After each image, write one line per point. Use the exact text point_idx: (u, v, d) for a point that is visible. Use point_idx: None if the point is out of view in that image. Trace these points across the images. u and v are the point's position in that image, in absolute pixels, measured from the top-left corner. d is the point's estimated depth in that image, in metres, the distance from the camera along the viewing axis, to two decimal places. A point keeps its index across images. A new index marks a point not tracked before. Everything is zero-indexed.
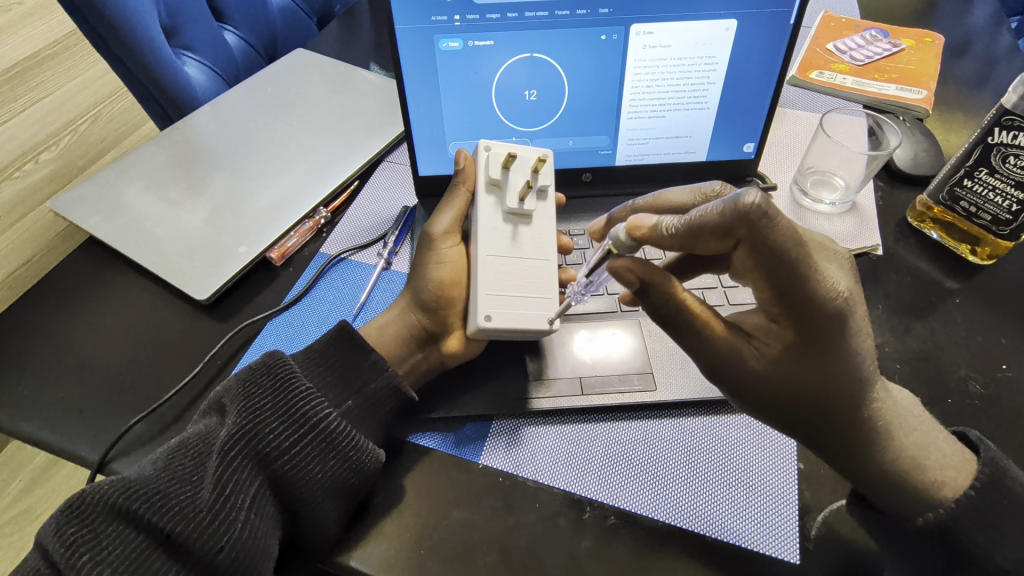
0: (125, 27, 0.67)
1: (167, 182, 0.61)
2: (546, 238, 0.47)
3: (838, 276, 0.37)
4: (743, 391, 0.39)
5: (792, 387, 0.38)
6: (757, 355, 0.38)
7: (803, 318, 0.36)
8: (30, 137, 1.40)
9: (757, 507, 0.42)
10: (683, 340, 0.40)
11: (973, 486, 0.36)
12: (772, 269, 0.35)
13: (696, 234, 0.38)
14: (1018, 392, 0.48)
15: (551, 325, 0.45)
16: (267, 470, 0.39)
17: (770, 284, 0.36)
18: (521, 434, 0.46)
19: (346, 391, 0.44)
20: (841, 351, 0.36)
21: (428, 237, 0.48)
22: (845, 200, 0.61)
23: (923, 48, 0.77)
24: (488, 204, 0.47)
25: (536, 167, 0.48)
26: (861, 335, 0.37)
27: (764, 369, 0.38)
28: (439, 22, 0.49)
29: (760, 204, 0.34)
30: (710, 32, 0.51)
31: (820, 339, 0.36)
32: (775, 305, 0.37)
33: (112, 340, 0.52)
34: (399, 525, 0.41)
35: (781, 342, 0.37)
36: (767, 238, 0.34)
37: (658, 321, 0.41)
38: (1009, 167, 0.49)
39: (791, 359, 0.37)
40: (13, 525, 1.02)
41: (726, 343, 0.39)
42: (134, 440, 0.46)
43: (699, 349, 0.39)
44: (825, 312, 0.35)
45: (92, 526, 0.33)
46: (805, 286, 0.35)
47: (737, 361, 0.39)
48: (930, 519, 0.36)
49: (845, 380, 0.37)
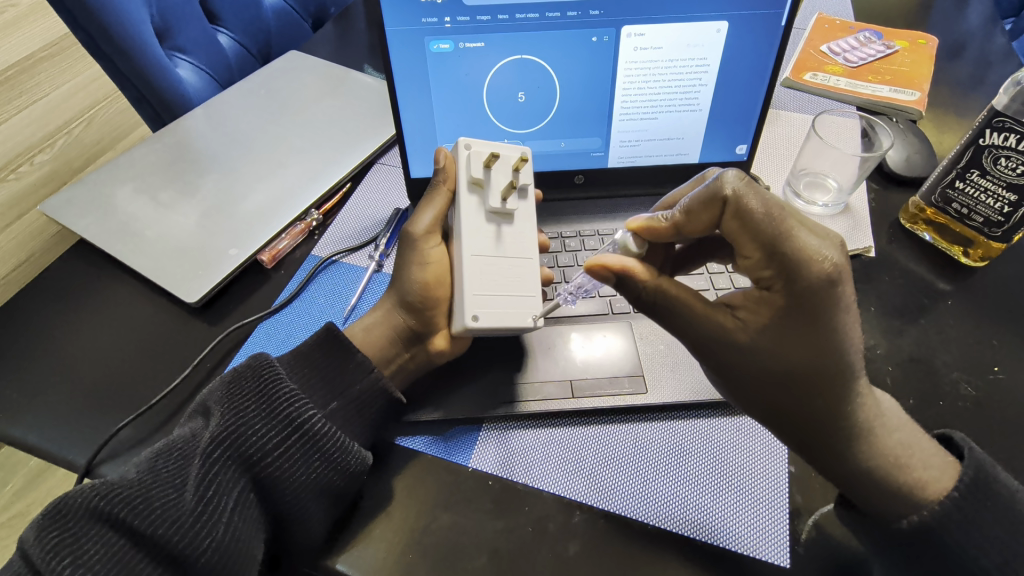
0: (117, 28, 0.67)
1: (158, 184, 0.61)
2: (529, 236, 0.47)
3: (825, 246, 0.36)
4: (732, 370, 0.39)
5: (778, 360, 0.37)
6: (742, 328, 0.37)
7: (791, 282, 0.36)
8: (26, 138, 1.40)
9: (748, 510, 0.42)
10: (670, 322, 0.39)
11: (958, 488, 0.35)
12: (754, 233, 0.36)
13: (688, 214, 0.39)
14: (1010, 394, 0.47)
15: (534, 323, 0.44)
16: (250, 472, 0.38)
17: (758, 248, 0.36)
18: (508, 436, 0.46)
19: (331, 393, 0.44)
20: (823, 326, 0.36)
21: (410, 238, 0.47)
22: (837, 202, 0.60)
23: (917, 49, 0.77)
24: (470, 203, 0.47)
25: (517, 166, 0.47)
26: (848, 311, 0.37)
27: (749, 341, 0.37)
28: (429, 24, 0.49)
29: (742, 180, 0.37)
30: (701, 34, 0.51)
31: (805, 305, 0.36)
32: (765, 268, 0.36)
33: (100, 344, 0.52)
34: (387, 529, 0.40)
35: (766, 312, 0.37)
36: (752, 208, 0.36)
37: (637, 307, 0.40)
38: (1000, 169, 0.49)
39: (776, 330, 0.37)
40: (8, 527, 1.02)
41: (710, 317, 0.38)
42: (120, 444, 0.46)
43: (685, 326, 0.39)
44: (809, 278, 0.35)
45: (73, 530, 0.32)
46: (788, 248, 0.35)
47: (722, 335, 0.38)
48: (914, 521, 0.35)
49: (830, 358, 0.36)
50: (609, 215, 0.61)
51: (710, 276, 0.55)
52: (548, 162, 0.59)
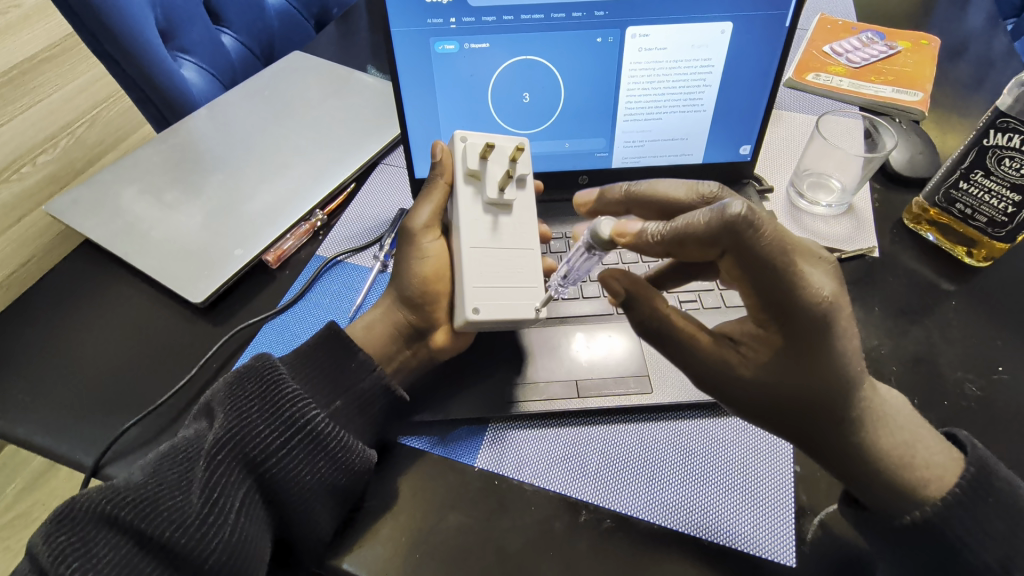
0: (122, 30, 0.68)
1: (163, 184, 0.61)
2: (527, 227, 0.47)
3: (821, 280, 0.36)
4: (738, 404, 0.38)
5: (781, 393, 0.37)
6: (745, 362, 0.37)
7: (794, 320, 0.35)
8: (28, 139, 1.40)
9: (754, 509, 0.42)
10: (674, 355, 0.39)
11: (959, 484, 0.36)
12: (758, 276, 0.35)
13: (681, 243, 0.37)
14: (1015, 394, 0.48)
15: (538, 313, 0.44)
16: (255, 473, 0.39)
17: (757, 292, 0.36)
18: (507, 437, 0.46)
19: (335, 391, 0.44)
20: (824, 360, 0.36)
21: (409, 232, 0.47)
22: (841, 202, 0.61)
23: (919, 50, 0.77)
24: (467, 194, 0.46)
25: (513, 156, 0.47)
26: (848, 336, 0.37)
27: (754, 375, 0.37)
28: (434, 25, 0.49)
29: (745, 213, 0.34)
30: (706, 34, 0.51)
31: (809, 341, 0.36)
32: (763, 310, 0.36)
33: (106, 345, 0.52)
34: (394, 528, 0.40)
35: (768, 348, 0.37)
36: (751, 250, 0.34)
37: (642, 335, 0.39)
38: (1004, 169, 0.49)
39: (782, 366, 0.36)
40: (11, 528, 1.02)
41: (715, 354, 0.38)
42: (128, 444, 0.46)
43: (689, 361, 0.38)
44: (810, 317, 0.35)
45: (82, 533, 0.33)
46: (787, 294, 0.35)
47: (726, 370, 0.38)
48: (917, 518, 0.35)
49: (836, 384, 0.36)
50: None
51: None
52: (553, 162, 0.59)
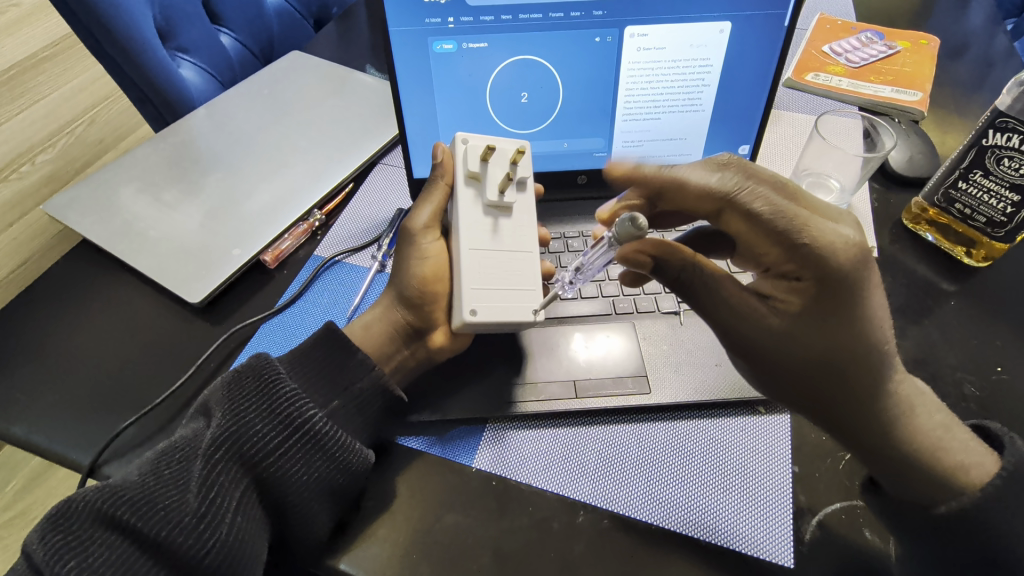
0: (120, 29, 0.67)
1: (162, 184, 0.61)
2: (527, 230, 0.47)
3: (846, 230, 0.37)
4: (769, 362, 0.39)
5: (815, 347, 0.37)
6: (776, 315, 0.38)
7: (821, 268, 0.36)
8: (27, 139, 1.40)
9: (753, 510, 0.42)
10: (705, 309, 0.40)
11: (999, 475, 0.35)
12: (768, 232, 0.38)
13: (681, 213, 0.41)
14: (1015, 395, 0.47)
15: (536, 315, 0.44)
16: (253, 472, 0.38)
17: (779, 239, 0.38)
18: (506, 439, 0.46)
19: (332, 391, 0.44)
20: (857, 308, 0.36)
21: (408, 233, 0.47)
22: (841, 202, 0.60)
23: (919, 50, 0.77)
24: (467, 196, 0.47)
25: (514, 159, 0.47)
26: (875, 292, 0.37)
27: (786, 329, 0.37)
28: (433, 24, 0.49)
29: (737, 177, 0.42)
30: (705, 34, 0.51)
31: (840, 292, 0.36)
32: (790, 260, 0.38)
33: (103, 344, 0.52)
34: (391, 529, 0.40)
35: (800, 298, 0.37)
36: (752, 205, 0.39)
37: (673, 291, 0.41)
38: (1003, 169, 0.49)
39: (813, 318, 0.37)
40: (10, 527, 1.02)
41: (744, 304, 0.39)
42: (125, 444, 0.46)
43: (719, 313, 0.40)
44: (840, 264, 0.36)
45: (78, 533, 0.32)
46: (808, 236, 0.37)
47: (757, 323, 0.38)
48: (953, 506, 0.35)
49: (864, 342, 0.36)
50: None
51: None
52: (552, 162, 0.59)
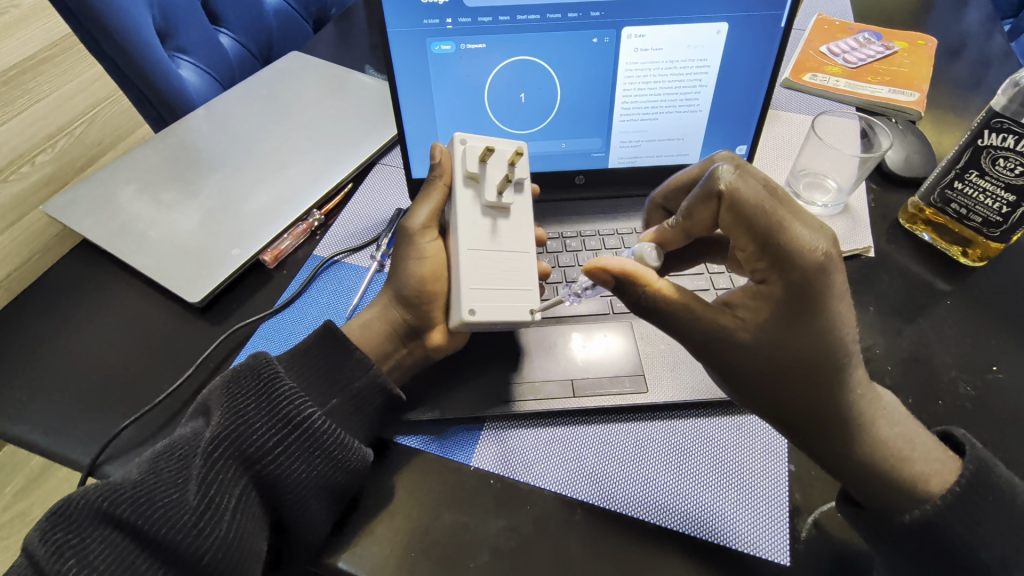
0: (119, 29, 0.68)
1: (161, 184, 0.61)
2: (524, 230, 0.47)
3: (813, 235, 0.37)
4: (738, 375, 0.38)
5: (784, 356, 0.36)
6: (743, 326, 0.37)
7: (788, 271, 0.36)
8: (26, 140, 1.40)
9: (750, 508, 0.42)
10: (670, 327, 0.38)
11: (958, 483, 0.36)
12: (744, 225, 0.38)
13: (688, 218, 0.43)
14: (1009, 393, 0.48)
15: (532, 316, 0.44)
16: (251, 471, 0.39)
17: (754, 240, 0.37)
18: (507, 436, 0.46)
19: (331, 389, 0.44)
20: (823, 316, 0.36)
21: (407, 233, 0.47)
22: (837, 202, 0.60)
23: (916, 50, 0.77)
24: (465, 197, 0.47)
25: (512, 160, 0.46)
26: (842, 299, 0.36)
27: (754, 340, 0.37)
28: (432, 25, 0.50)
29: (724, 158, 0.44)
30: (702, 34, 0.52)
31: (806, 299, 0.36)
32: (760, 259, 0.37)
33: (102, 345, 0.52)
34: (390, 527, 0.40)
35: (764, 306, 0.37)
36: (740, 197, 0.38)
37: (638, 313, 0.39)
38: (998, 169, 0.49)
39: (779, 325, 0.36)
40: (9, 528, 1.02)
41: (710, 318, 0.37)
42: (124, 443, 0.46)
43: (683, 328, 0.38)
44: (805, 269, 0.35)
45: (78, 530, 0.33)
46: (776, 237, 0.36)
47: (723, 335, 0.37)
48: (916, 516, 0.35)
49: (834, 351, 0.36)
50: (608, 215, 0.61)
51: (711, 275, 0.55)
52: (550, 162, 0.59)
